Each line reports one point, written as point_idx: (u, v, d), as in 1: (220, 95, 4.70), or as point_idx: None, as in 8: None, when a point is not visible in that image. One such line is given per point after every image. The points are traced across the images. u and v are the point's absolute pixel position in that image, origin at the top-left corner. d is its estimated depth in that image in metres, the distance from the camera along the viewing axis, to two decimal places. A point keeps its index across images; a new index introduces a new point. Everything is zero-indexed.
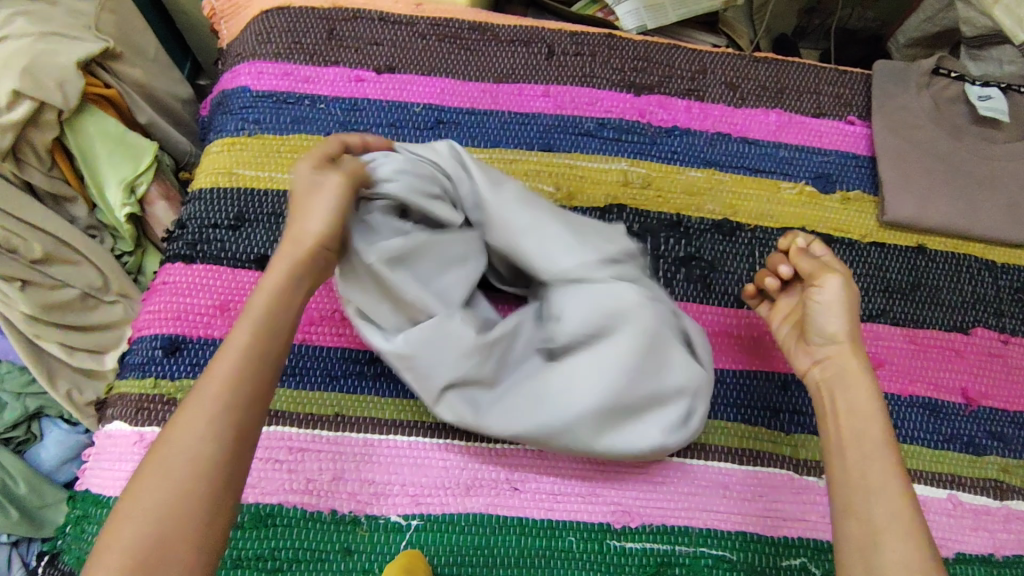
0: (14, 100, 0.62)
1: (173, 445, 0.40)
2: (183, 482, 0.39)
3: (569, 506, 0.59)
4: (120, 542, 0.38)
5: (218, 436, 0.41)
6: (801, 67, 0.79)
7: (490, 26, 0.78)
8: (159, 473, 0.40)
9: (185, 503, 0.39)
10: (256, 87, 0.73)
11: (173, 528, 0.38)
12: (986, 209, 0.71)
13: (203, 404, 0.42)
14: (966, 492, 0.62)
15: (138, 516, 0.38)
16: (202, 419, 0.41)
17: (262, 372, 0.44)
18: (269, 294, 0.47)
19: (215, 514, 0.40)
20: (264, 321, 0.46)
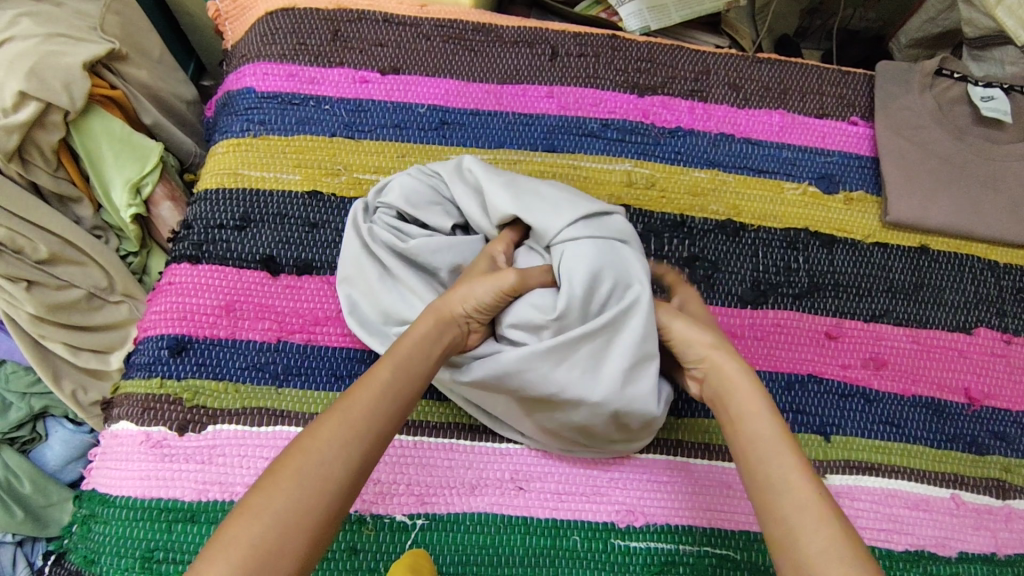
0: (21, 101, 0.63)
1: (305, 455, 0.42)
2: (316, 488, 0.41)
3: (574, 505, 0.59)
4: (244, 538, 0.38)
5: (349, 460, 0.43)
6: (804, 67, 0.80)
7: (494, 27, 0.78)
8: (294, 480, 0.41)
9: (315, 509, 0.40)
10: (261, 88, 0.73)
11: (296, 532, 0.39)
12: (989, 210, 0.71)
13: (332, 424, 0.44)
14: (969, 492, 0.63)
15: (270, 516, 0.39)
16: (328, 445, 0.43)
17: (393, 402, 0.47)
18: (417, 336, 0.51)
19: (330, 525, 0.41)
20: (416, 360, 0.50)
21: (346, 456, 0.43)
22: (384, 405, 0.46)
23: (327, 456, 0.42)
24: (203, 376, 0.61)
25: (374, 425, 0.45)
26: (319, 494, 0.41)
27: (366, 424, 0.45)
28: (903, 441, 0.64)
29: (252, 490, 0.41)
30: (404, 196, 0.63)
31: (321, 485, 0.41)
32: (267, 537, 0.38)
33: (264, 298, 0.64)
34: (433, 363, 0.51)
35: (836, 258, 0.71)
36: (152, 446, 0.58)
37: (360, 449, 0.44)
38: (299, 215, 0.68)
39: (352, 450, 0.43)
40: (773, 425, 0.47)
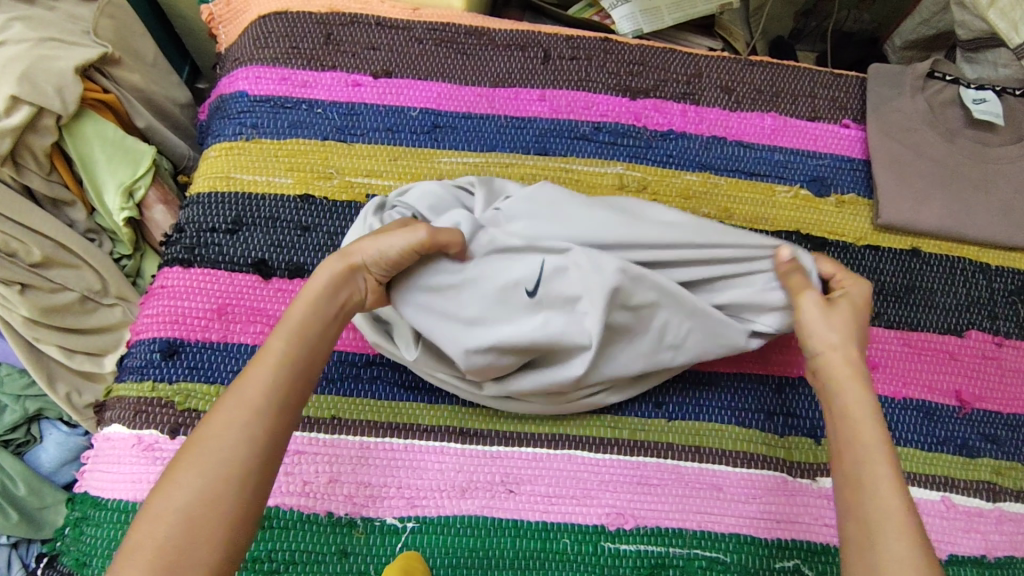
0: (13, 105, 0.63)
1: (203, 445, 0.42)
2: (219, 476, 0.41)
3: (564, 508, 0.59)
4: (155, 537, 0.39)
5: (252, 434, 0.43)
6: (796, 70, 0.80)
7: (486, 30, 0.78)
8: (192, 475, 0.41)
9: (223, 489, 0.41)
10: (253, 92, 0.73)
11: (205, 520, 0.40)
12: (980, 212, 0.72)
13: (229, 408, 0.43)
14: (959, 494, 0.63)
15: (173, 511, 0.39)
16: (229, 421, 0.43)
17: (293, 371, 0.47)
18: (306, 301, 0.50)
19: (247, 500, 0.41)
20: (307, 324, 0.49)
21: (246, 437, 0.43)
22: (279, 379, 0.46)
23: (224, 441, 0.42)
24: (194, 379, 0.61)
25: (272, 398, 0.45)
26: (226, 481, 0.41)
27: (262, 399, 0.44)
28: (894, 444, 0.64)
29: (157, 489, 0.41)
30: (425, 201, 0.63)
31: (224, 469, 0.41)
32: (172, 532, 0.39)
33: (256, 302, 0.64)
34: (328, 325, 0.51)
35: (827, 261, 0.71)
36: (144, 449, 0.59)
37: (261, 424, 0.43)
38: (291, 218, 0.68)
39: (253, 424, 0.43)
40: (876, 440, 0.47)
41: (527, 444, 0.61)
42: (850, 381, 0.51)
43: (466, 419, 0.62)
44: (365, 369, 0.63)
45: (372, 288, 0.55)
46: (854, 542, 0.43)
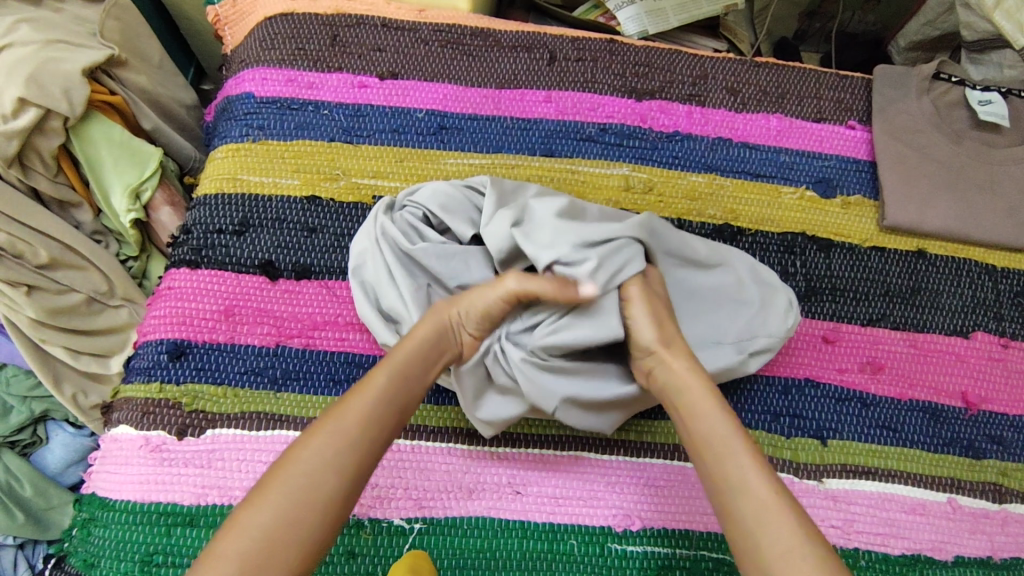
0: (20, 108, 0.63)
1: (295, 467, 0.45)
2: (306, 502, 0.44)
3: (571, 509, 0.59)
4: (235, 551, 0.41)
5: (340, 468, 0.46)
6: (802, 71, 0.80)
7: (491, 32, 0.78)
8: (279, 494, 0.44)
9: (303, 517, 0.43)
10: (260, 93, 0.73)
11: (285, 544, 0.42)
12: (986, 214, 0.71)
13: (324, 436, 0.47)
14: (966, 496, 0.63)
15: (260, 527, 0.42)
16: (322, 449, 0.46)
17: (388, 417, 0.50)
18: (413, 344, 0.54)
19: (324, 530, 0.44)
20: (406, 369, 0.52)
21: (336, 469, 0.46)
22: (374, 417, 0.49)
23: (314, 466, 0.45)
24: (201, 381, 0.61)
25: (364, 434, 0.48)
26: (311, 509, 0.44)
27: (356, 431, 0.48)
28: (899, 445, 0.64)
29: (244, 504, 0.44)
30: (436, 200, 0.64)
31: (309, 494, 0.44)
32: (255, 550, 0.41)
33: (263, 303, 0.65)
34: (426, 370, 0.54)
35: (833, 262, 0.71)
36: (151, 450, 0.59)
37: (351, 457, 0.46)
38: (297, 219, 0.68)
39: (343, 457, 0.46)
40: (722, 420, 0.51)
41: (534, 446, 0.61)
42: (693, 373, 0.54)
43: None
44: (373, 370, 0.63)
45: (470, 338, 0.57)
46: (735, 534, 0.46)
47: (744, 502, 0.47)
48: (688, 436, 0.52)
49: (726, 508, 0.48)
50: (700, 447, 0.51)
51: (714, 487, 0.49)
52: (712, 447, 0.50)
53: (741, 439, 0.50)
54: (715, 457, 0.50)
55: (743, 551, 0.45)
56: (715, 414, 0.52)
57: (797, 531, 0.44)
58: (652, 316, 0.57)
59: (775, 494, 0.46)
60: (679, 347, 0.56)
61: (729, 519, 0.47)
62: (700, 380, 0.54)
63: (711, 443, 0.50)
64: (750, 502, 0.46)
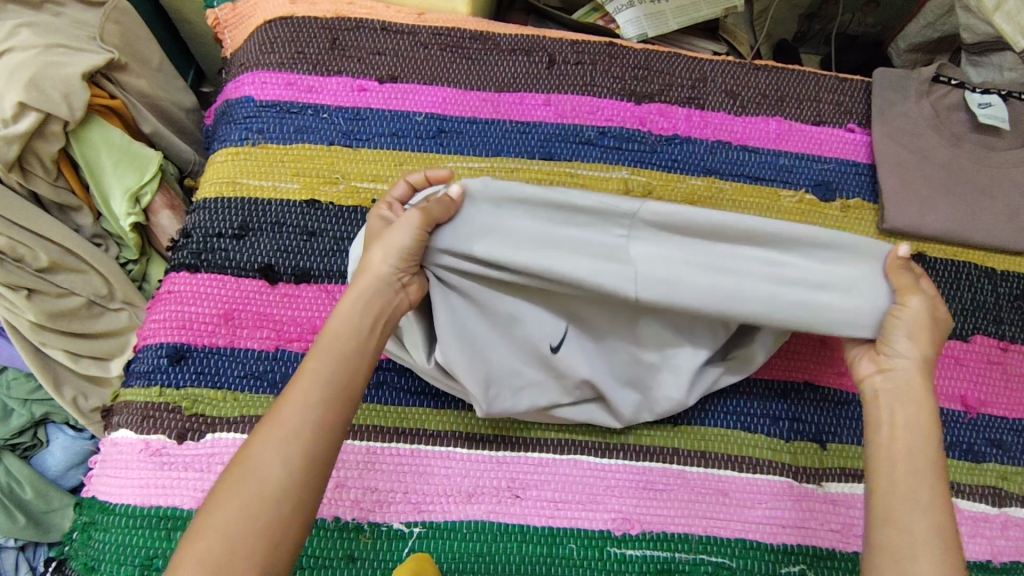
0: (20, 112, 0.63)
1: (239, 474, 0.43)
2: (256, 499, 0.42)
3: (571, 513, 0.59)
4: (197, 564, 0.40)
5: (287, 458, 0.44)
6: (801, 75, 0.80)
7: (491, 35, 0.78)
8: (231, 493, 0.42)
9: (258, 515, 0.42)
10: (259, 97, 0.73)
11: (243, 546, 0.41)
12: (985, 217, 0.71)
13: (258, 434, 0.44)
14: (965, 499, 0.63)
15: (211, 532, 0.41)
16: (265, 445, 0.44)
17: (331, 397, 0.46)
18: (339, 323, 0.50)
19: (285, 522, 0.42)
20: (336, 342, 0.49)
21: (281, 459, 0.43)
22: (314, 400, 0.46)
23: (260, 462, 0.43)
24: (202, 385, 0.61)
25: (296, 421, 0.45)
26: (264, 506, 0.42)
27: (288, 421, 0.45)
28: None
29: (204, 510, 0.43)
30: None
31: (255, 494, 0.42)
32: (214, 554, 0.40)
33: (263, 307, 0.65)
34: (362, 339, 0.50)
35: None
36: (151, 454, 0.59)
37: (290, 448, 0.44)
38: (297, 223, 0.68)
39: (287, 449, 0.44)
40: (921, 443, 0.48)
41: (534, 450, 0.61)
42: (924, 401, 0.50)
43: (473, 423, 0.62)
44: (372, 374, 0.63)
45: (408, 282, 0.53)
46: (888, 552, 0.45)
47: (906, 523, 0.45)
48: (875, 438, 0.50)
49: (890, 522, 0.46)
50: (886, 457, 0.49)
51: (886, 501, 0.47)
52: (896, 462, 0.48)
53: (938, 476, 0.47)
54: (905, 474, 0.47)
55: (884, 555, 0.45)
56: (918, 436, 0.49)
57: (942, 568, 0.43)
58: (907, 332, 0.51)
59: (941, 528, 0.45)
60: (927, 369, 0.51)
61: (886, 526, 0.46)
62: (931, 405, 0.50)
63: (905, 467, 0.48)
64: (918, 525, 0.45)
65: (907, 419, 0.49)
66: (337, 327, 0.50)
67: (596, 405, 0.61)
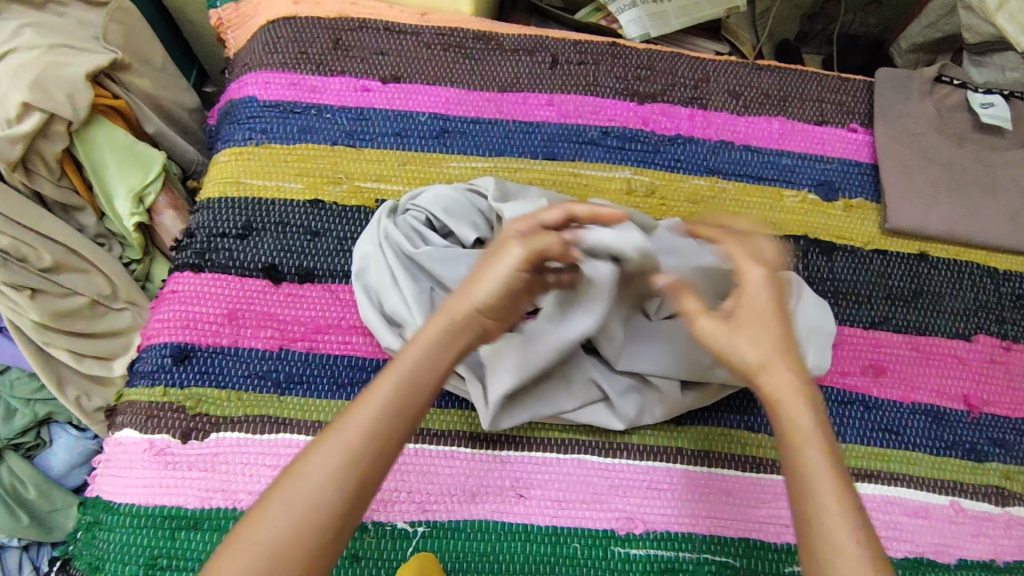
0: (24, 112, 0.63)
1: (293, 487, 0.42)
2: (302, 523, 0.41)
3: (574, 512, 0.59)
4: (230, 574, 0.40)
5: (340, 485, 0.42)
6: (804, 74, 0.80)
7: (494, 35, 0.79)
8: (279, 510, 0.41)
9: (300, 539, 0.41)
10: (263, 97, 0.74)
11: (280, 569, 0.40)
12: (988, 217, 0.72)
13: (323, 451, 0.43)
14: (968, 499, 0.63)
15: (252, 547, 0.40)
16: (319, 468, 0.42)
17: (391, 429, 0.44)
18: (424, 345, 0.47)
19: (325, 549, 0.41)
20: (420, 366, 0.46)
21: (334, 486, 0.42)
22: (376, 429, 0.44)
23: (314, 484, 0.42)
24: (205, 384, 0.62)
25: (362, 450, 0.43)
26: (308, 530, 0.41)
27: (353, 447, 0.43)
28: (902, 448, 0.64)
29: (248, 517, 0.42)
30: (439, 205, 0.64)
31: (306, 515, 0.41)
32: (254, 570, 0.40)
33: (267, 307, 0.65)
34: (439, 371, 0.47)
35: (835, 265, 0.71)
36: (155, 454, 0.59)
37: (348, 476, 0.42)
38: (300, 223, 0.68)
39: (342, 475, 0.42)
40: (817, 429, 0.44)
41: (537, 449, 0.61)
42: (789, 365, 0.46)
43: (477, 423, 0.62)
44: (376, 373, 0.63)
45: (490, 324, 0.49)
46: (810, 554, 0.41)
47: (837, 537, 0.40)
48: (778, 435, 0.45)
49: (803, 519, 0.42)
50: (798, 455, 0.43)
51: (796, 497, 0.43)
52: (812, 462, 0.43)
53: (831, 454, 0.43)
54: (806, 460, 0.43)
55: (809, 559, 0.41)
56: (809, 414, 0.44)
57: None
58: (759, 320, 0.47)
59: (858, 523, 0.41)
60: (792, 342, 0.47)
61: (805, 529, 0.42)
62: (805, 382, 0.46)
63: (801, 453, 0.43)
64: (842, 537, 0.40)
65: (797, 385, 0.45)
66: (418, 350, 0.47)
67: (601, 405, 0.62)
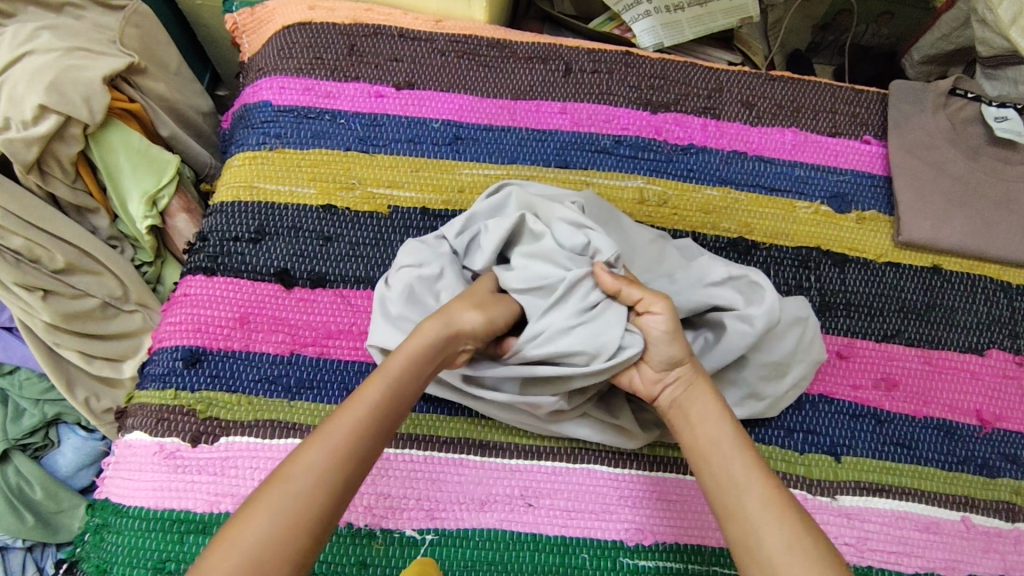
0: (40, 114, 0.64)
1: (285, 481, 0.45)
2: (353, 447, 0.47)
3: (583, 523, 0.59)
4: (279, 500, 0.44)
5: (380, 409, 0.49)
6: (817, 86, 0.80)
7: (508, 43, 0.79)
8: (332, 434, 0.47)
9: (351, 456, 0.47)
10: (277, 102, 0.74)
11: (328, 485, 0.45)
12: (1002, 231, 0.71)
13: (322, 444, 0.47)
14: (979, 515, 0.62)
15: (310, 466, 0.45)
16: (374, 395, 0.50)
17: (427, 368, 0.53)
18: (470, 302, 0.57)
19: (362, 466, 0.48)
20: (412, 370, 0.52)
21: (376, 413, 0.49)
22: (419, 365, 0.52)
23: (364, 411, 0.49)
24: (216, 389, 0.61)
25: (359, 443, 0.48)
26: (360, 454, 0.47)
27: (397, 386, 0.51)
28: (914, 463, 0.64)
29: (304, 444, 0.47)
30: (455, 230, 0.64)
31: (354, 442, 0.47)
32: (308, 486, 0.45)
33: (278, 312, 0.65)
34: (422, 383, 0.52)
35: (848, 277, 0.71)
36: (165, 457, 0.59)
37: (380, 425, 0.49)
38: (313, 228, 0.68)
39: (383, 407, 0.50)
40: (730, 431, 0.52)
41: (547, 458, 0.61)
42: (702, 394, 0.54)
43: (486, 431, 0.62)
44: None
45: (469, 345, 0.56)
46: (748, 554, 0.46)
47: (770, 539, 0.46)
48: (701, 458, 0.52)
49: (735, 533, 0.47)
50: (718, 476, 0.50)
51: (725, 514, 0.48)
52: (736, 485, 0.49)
53: (749, 456, 0.50)
54: (721, 465, 0.50)
55: (744, 554, 0.46)
56: (720, 427, 0.52)
57: (819, 566, 0.44)
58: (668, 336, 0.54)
59: (790, 516, 0.47)
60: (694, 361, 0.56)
61: (737, 524, 0.47)
62: (721, 406, 0.54)
63: (714, 467, 0.51)
64: (780, 539, 0.45)
65: (699, 413, 0.53)
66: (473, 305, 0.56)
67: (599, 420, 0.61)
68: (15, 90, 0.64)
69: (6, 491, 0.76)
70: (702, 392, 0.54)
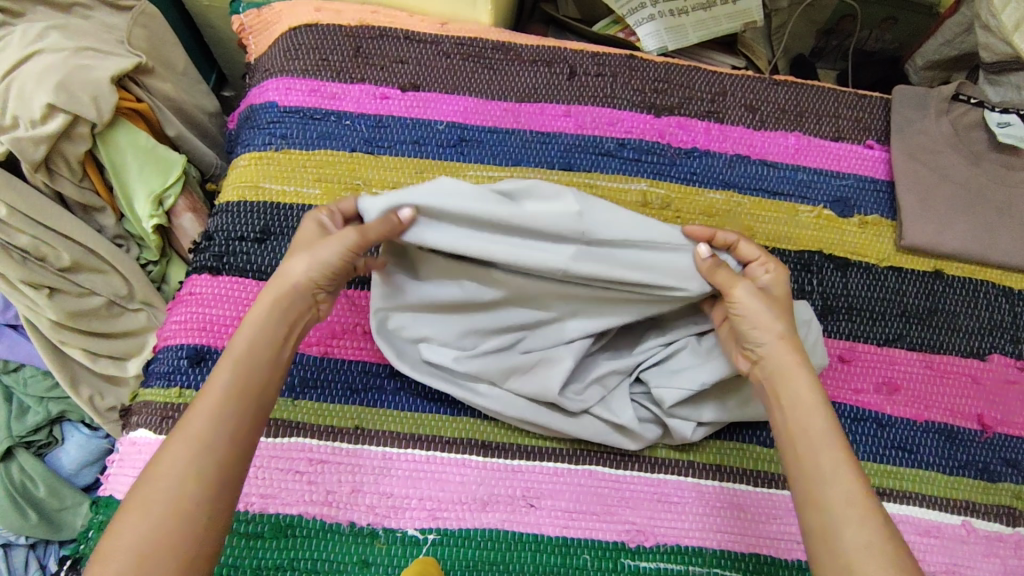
0: (48, 113, 0.64)
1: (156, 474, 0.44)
2: (222, 424, 0.46)
3: (585, 523, 0.59)
4: (156, 491, 0.43)
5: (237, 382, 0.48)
6: (821, 91, 0.80)
7: (513, 45, 0.79)
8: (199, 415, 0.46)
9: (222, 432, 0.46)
10: (284, 103, 0.74)
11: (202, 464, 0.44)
12: (1004, 236, 0.71)
13: (190, 430, 0.45)
14: (981, 519, 0.63)
15: (179, 450, 0.44)
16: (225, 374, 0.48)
17: (268, 339, 0.51)
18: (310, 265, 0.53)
19: (239, 439, 0.46)
20: (251, 343, 0.50)
21: (229, 386, 0.47)
22: (263, 338, 0.51)
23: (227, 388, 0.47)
24: None
25: (227, 415, 0.46)
26: (228, 427, 0.46)
27: (241, 359, 0.49)
28: (916, 467, 0.64)
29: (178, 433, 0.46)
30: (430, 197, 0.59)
31: (224, 419, 0.46)
32: (184, 469, 0.43)
33: None
34: (277, 346, 0.51)
35: (850, 282, 0.71)
36: None
37: (247, 397, 0.48)
38: None
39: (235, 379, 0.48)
40: (823, 420, 0.50)
41: (549, 459, 0.62)
42: (800, 379, 0.52)
43: (488, 431, 0.62)
44: (389, 380, 0.64)
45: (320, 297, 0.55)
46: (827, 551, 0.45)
47: (850, 536, 0.44)
48: (790, 442, 0.50)
49: (814, 526, 0.46)
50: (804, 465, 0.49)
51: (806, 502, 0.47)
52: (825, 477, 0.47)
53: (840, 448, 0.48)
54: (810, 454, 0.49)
55: (820, 546, 0.45)
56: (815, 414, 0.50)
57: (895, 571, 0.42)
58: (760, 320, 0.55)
59: (875, 517, 0.45)
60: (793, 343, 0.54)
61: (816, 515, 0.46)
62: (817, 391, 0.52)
63: (802, 455, 0.49)
64: (859, 536, 0.44)
65: (791, 397, 0.52)
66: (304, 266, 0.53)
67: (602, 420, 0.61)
68: (24, 88, 0.64)
69: (10, 487, 0.76)
70: (801, 375, 0.52)
